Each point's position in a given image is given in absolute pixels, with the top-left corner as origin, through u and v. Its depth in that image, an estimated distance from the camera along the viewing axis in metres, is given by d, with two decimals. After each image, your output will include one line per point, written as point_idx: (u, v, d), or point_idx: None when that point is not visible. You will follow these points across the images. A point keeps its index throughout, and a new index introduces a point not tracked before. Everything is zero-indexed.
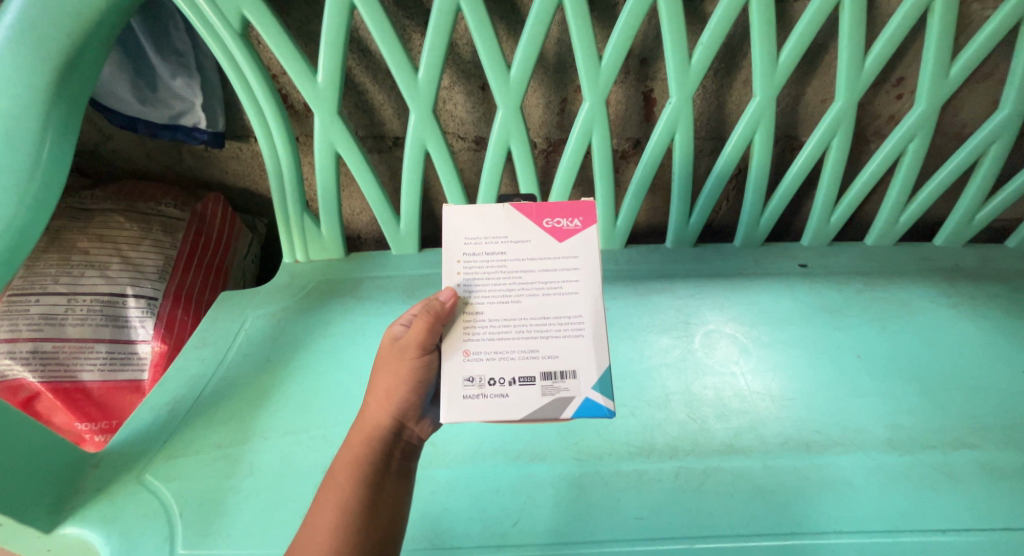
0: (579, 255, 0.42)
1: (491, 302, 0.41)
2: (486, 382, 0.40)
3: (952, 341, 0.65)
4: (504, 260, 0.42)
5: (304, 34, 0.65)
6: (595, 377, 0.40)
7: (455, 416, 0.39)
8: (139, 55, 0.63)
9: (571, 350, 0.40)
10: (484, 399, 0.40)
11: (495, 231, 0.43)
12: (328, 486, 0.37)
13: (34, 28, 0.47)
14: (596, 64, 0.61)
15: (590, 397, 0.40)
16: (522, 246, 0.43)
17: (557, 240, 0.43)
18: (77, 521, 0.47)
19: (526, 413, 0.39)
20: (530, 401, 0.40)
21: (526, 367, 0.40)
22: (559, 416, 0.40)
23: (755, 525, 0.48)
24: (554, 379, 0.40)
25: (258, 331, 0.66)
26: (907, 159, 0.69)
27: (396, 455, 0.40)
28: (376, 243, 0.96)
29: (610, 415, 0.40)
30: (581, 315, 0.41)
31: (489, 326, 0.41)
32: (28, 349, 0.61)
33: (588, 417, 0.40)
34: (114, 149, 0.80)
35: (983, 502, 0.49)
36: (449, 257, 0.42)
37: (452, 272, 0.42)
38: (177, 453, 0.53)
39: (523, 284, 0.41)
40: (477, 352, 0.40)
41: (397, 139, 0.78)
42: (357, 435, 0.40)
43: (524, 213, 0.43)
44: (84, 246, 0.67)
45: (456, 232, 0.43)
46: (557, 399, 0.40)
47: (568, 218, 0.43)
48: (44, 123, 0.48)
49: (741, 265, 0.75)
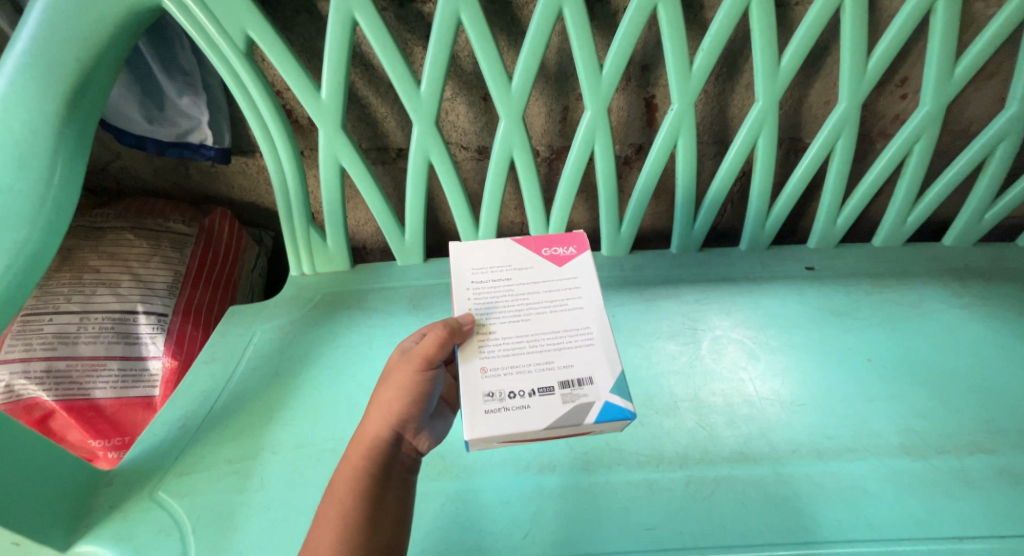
0: (578, 276, 0.44)
1: (501, 322, 0.42)
2: (506, 395, 0.38)
3: (963, 342, 0.65)
4: (509, 284, 0.44)
5: (307, 50, 0.66)
6: (611, 380, 0.39)
7: (477, 432, 0.37)
8: (146, 75, 0.64)
9: (585, 357, 0.40)
10: (505, 412, 0.38)
11: (499, 261, 0.46)
12: (329, 498, 0.37)
13: (47, 54, 0.48)
14: (597, 74, 0.61)
15: (609, 400, 0.38)
16: (526, 271, 0.45)
17: (557, 265, 0.45)
18: (92, 538, 0.47)
19: (549, 422, 0.37)
20: (551, 410, 0.38)
21: (544, 378, 0.39)
22: (582, 423, 0.37)
23: (768, 534, 0.47)
24: (571, 387, 0.39)
25: (266, 345, 0.66)
26: (914, 158, 0.69)
27: (396, 468, 0.41)
28: (381, 253, 0.97)
29: (632, 418, 0.38)
30: (588, 327, 0.41)
31: (502, 343, 0.40)
32: (42, 369, 0.61)
33: (609, 423, 0.38)
34: (123, 168, 0.81)
35: (998, 508, 0.49)
36: (458, 286, 0.44)
37: (462, 298, 0.43)
38: (188, 469, 0.53)
39: (530, 304, 0.42)
40: (494, 368, 0.39)
41: (401, 150, 0.78)
42: (357, 446, 0.40)
43: (524, 245, 0.47)
44: (95, 264, 0.68)
45: (464, 264, 0.46)
46: (577, 406, 0.38)
47: (563, 247, 0.46)
48: (54, 147, 0.49)
49: (748, 269, 0.75)
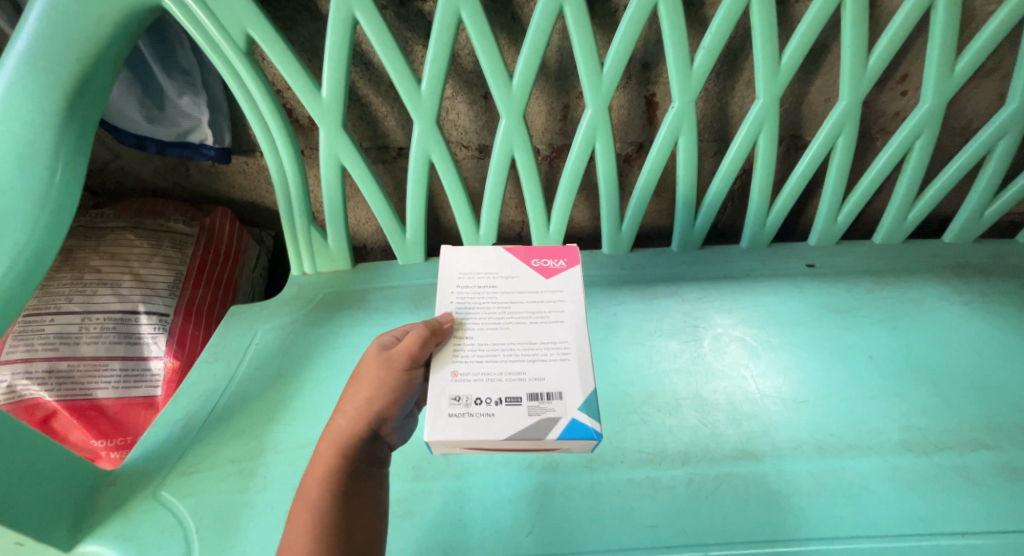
0: (564, 289, 0.44)
1: (480, 327, 0.42)
2: (472, 401, 0.37)
3: (964, 339, 0.65)
4: (494, 291, 0.44)
5: (308, 49, 0.66)
6: (581, 399, 0.38)
7: (436, 435, 0.36)
8: (146, 75, 0.64)
9: (557, 372, 0.39)
10: (469, 418, 0.37)
11: (487, 268, 0.46)
12: (302, 495, 0.38)
13: (47, 54, 0.48)
14: (597, 72, 0.61)
15: (576, 419, 0.37)
16: (512, 280, 0.45)
17: (543, 276, 0.45)
18: (96, 538, 0.47)
19: (510, 433, 0.36)
20: (514, 421, 0.37)
21: (512, 388, 0.38)
22: (544, 438, 0.37)
23: (771, 531, 0.48)
24: (539, 399, 0.38)
25: (268, 344, 0.66)
26: (914, 156, 0.69)
27: (368, 465, 0.41)
28: (382, 252, 0.97)
29: (598, 439, 0.36)
30: (566, 341, 0.41)
31: (477, 349, 0.40)
32: (44, 369, 0.61)
33: (573, 442, 0.37)
34: (122, 168, 0.81)
35: (1000, 504, 0.49)
36: (443, 287, 0.44)
37: (445, 299, 0.43)
38: (192, 469, 0.53)
39: (511, 312, 0.42)
40: (465, 373, 0.39)
41: (401, 150, 0.78)
42: (328, 442, 0.40)
43: (514, 253, 0.47)
44: (96, 264, 0.68)
45: (453, 267, 0.46)
46: (543, 420, 0.37)
47: (554, 259, 0.46)
48: (55, 147, 0.49)
49: (749, 267, 0.75)
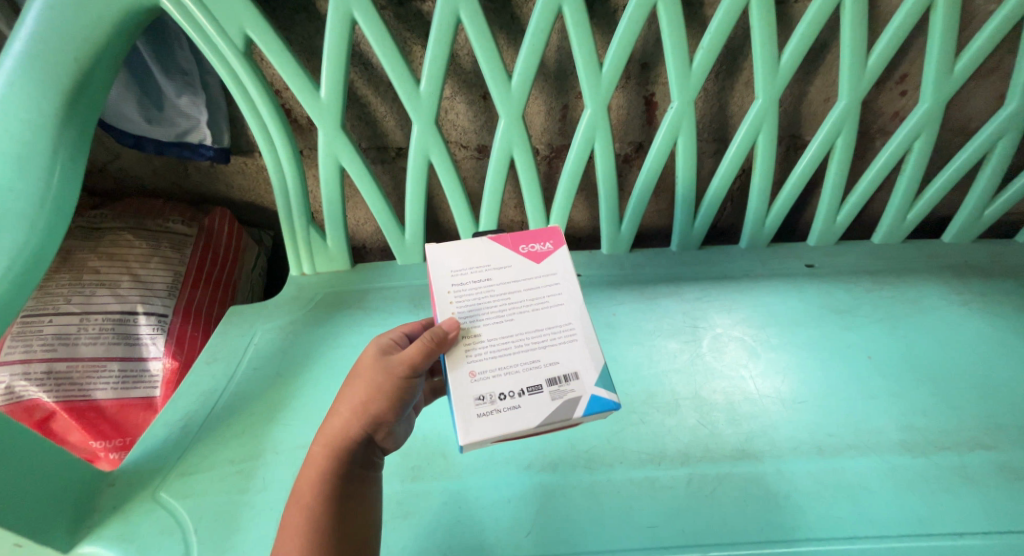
0: (557, 272, 0.43)
1: (486, 324, 0.40)
2: (497, 397, 0.37)
3: (963, 339, 0.65)
4: (490, 285, 0.41)
5: (306, 49, 0.66)
6: (596, 374, 0.39)
7: (470, 437, 0.36)
8: (145, 75, 0.64)
9: (569, 353, 0.39)
10: (497, 414, 0.37)
11: (477, 261, 0.43)
12: (297, 495, 0.38)
13: (46, 54, 0.48)
14: (597, 72, 0.61)
15: (595, 394, 0.38)
16: (505, 271, 0.42)
17: (535, 262, 0.43)
18: (94, 539, 0.47)
19: (540, 421, 0.37)
20: (540, 409, 0.37)
21: (532, 377, 0.38)
22: (571, 418, 0.38)
23: (771, 531, 0.48)
24: (558, 383, 0.38)
25: (267, 344, 0.66)
26: (914, 156, 0.69)
27: (364, 467, 0.41)
28: (381, 252, 0.97)
29: (617, 408, 0.38)
30: (570, 323, 0.40)
31: (489, 346, 0.39)
32: (43, 370, 0.61)
33: (596, 416, 0.38)
34: (121, 168, 0.81)
35: (999, 504, 0.49)
36: (438, 290, 0.41)
37: (444, 304, 0.40)
38: (190, 470, 0.53)
39: (513, 304, 0.41)
40: (483, 371, 0.38)
41: (400, 149, 0.78)
42: (322, 443, 0.39)
43: (500, 242, 0.44)
44: (94, 265, 0.68)
45: (442, 266, 0.42)
46: (566, 402, 0.38)
47: (540, 242, 0.44)
48: (54, 147, 0.49)
49: (748, 267, 0.75)
